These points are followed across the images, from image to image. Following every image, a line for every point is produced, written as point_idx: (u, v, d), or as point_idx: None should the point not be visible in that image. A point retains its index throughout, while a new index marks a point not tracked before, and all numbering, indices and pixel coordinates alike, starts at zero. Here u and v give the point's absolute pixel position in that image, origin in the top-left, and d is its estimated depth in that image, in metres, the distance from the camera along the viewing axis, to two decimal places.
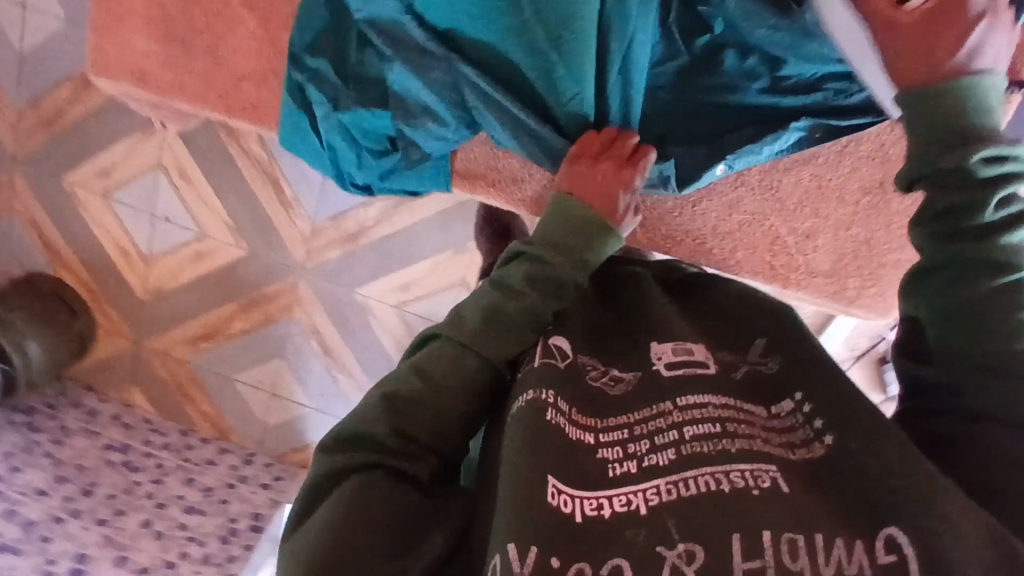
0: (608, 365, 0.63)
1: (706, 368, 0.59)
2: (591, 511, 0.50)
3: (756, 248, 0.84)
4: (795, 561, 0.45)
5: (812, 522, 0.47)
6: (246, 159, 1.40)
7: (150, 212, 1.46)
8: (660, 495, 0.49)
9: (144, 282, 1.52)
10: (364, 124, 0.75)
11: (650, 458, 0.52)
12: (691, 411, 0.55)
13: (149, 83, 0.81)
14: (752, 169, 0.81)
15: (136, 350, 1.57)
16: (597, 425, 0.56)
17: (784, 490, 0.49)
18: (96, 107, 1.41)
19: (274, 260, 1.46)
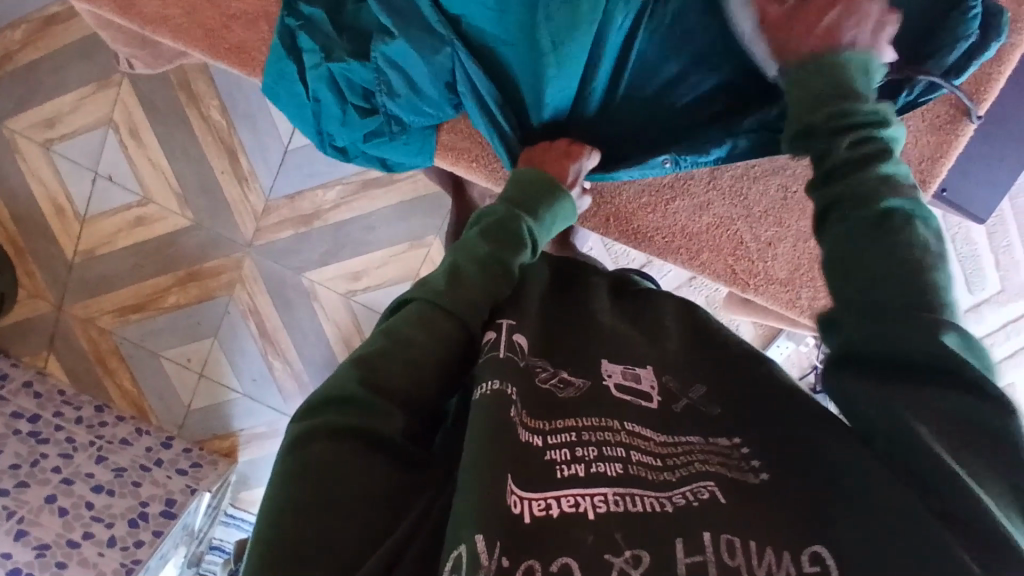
0: (559, 367, 0.57)
1: (649, 402, 0.54)
2: (539, 512, 0.44)
3: (720, 252, 0.86)
4: (734, 557, 0.41)
5: (747, 530, 0.42)
6: (205, 125, 1.35)
7: (93, 169, 1.39)
8: (608, 504, 0.44)
9: (76, 242, 1.44)
10: (352, 78, 0.72)
11: (598, 465, 0.47)
12: (637, 436, 0.50)
13: (129, 12, 0.78)
14: (725, 172, 0.83)
15: (57, 314, 1.48)
16: (544, 428, 0.50)
17: (722, 502, 0.45)
18: (50, 50, 1.34)
19: (220, 234, 1.41)
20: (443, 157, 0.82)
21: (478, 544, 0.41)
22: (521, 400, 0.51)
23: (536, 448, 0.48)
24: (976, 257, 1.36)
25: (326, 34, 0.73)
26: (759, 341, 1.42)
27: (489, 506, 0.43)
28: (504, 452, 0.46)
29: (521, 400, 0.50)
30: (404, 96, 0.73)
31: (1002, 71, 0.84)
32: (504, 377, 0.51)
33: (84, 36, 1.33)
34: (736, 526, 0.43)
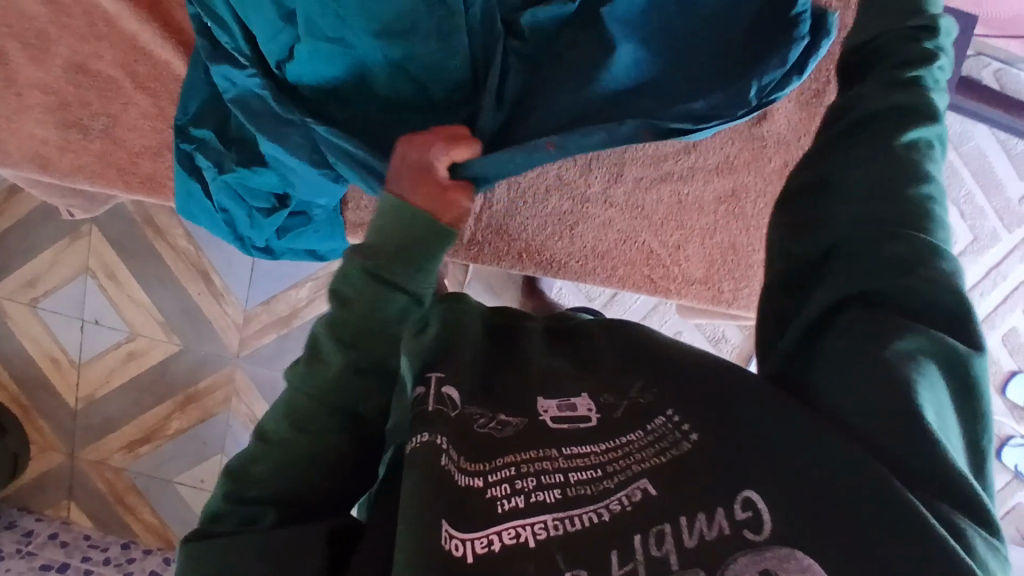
0: (495, 411, 0.56)
1: (589, 421, 0.52)
2: (481, 549, 0.44)
3: (633, 264, 0.89)
4: (660, 548, 0.41)
5: (679, 507, 0.43)
6: (173, 253, 1.42)
7: (79, 317, 1.46)
8: (548, 529, 0.43)
9: (76, 389, 1.50)
10: (247, 184, 0.78)
11: (537, 492, 0.46)
12: (578, 459, 0.48)
13: (49, 168, 0.86)
14: (617, 188, 0.86)
15: (70, 463, 1.52)
16: (485, 468, 0.49)
17: (653, 494, 0.44)
18: (19, 218, 1.43)
19: (207, 352, 1.46)
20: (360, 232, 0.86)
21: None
22: (457, 447, 0.51)
23: (478, 491, 0.47)
24: None
25: (217, 151, 0.78)
26: (749, 342, 1.42)
27: (422, 549, 0.44)
28: (436, 499, 0.46)
29: (453, 448, 0.51)
30: (300, 189, 0.79)
31: None
32: (432, 428, 0.52)
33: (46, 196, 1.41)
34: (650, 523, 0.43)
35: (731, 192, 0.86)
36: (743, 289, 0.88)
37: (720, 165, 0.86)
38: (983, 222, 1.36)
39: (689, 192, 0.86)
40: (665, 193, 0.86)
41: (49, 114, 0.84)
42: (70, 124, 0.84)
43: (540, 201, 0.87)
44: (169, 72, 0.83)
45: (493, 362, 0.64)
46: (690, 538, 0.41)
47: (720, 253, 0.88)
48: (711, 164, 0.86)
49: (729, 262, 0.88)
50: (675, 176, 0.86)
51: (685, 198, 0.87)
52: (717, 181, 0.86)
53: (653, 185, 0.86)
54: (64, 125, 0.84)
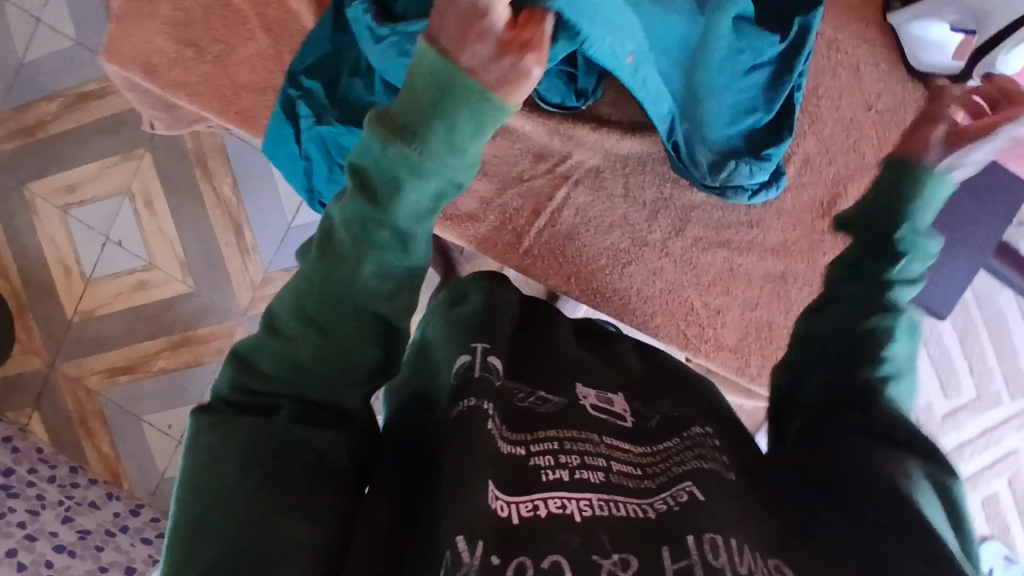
0: (534, 389, 0.58)
1: (624, 420, 0.57)
2: (527, 513, 0.44)
3: (671, 315, 0.91)
4: (717, 559, 0.42)
5: (723, 526, 0.44)
6: (215, 200, 1.45)
7: (104, 234, 1.47)
8: (593, 508, 0.45)
9: (76, 302, 1.50)
10: (338, 139, 0.79)
11: (582, 471, 0.48)
12: (616, 451, 0.52)
13: (156, 76, 0.88)
14: (676, 241, 0.90)
15: (47, 372, 1.51)
16: (527, 438, 0.51)
17: (700, 499, 0.47)
18: (81, 125, 1.45)
19: (215, 303, 1.47)
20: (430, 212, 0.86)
21: (458, 544, 0.41)
22: (500, 417, 0.52)
23: (521, 457, 0.48)
24: (949, 362, 1.38)
25: (321, 104, 0.81)
26: None
27: (473, 506, 0.43)
28: (488, 455, 0.47)
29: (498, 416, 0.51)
30: None
31: None
32: (479, 395, 0.52)
33: (115, 112, 1.44)
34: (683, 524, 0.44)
35: (781, 275, 0.90)
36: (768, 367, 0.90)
37: (776, 248, 0.90)
38: (990, 382, 1.38)
39: (742, 264, 0.90)
40: (719, 258, 0.90)
41: (171, 27, 0.87)
42: (187, 42, 0.88)
43: (603, 232, 0.89)
44: (297, 22, 0.88)
45: (528, 342, 0.66)
46: (741, 564, 0.42)
47: (756, 329, 0.91)
48: (769, 244, 0.90)
49: (762, 339, 0.90)
50: (733, 244, 0.89)
51: (736, 269, 0.90)
52: (771, 261, 0.90)
53: (710, 247, 0.89)
54: (182, 41, 0.88)
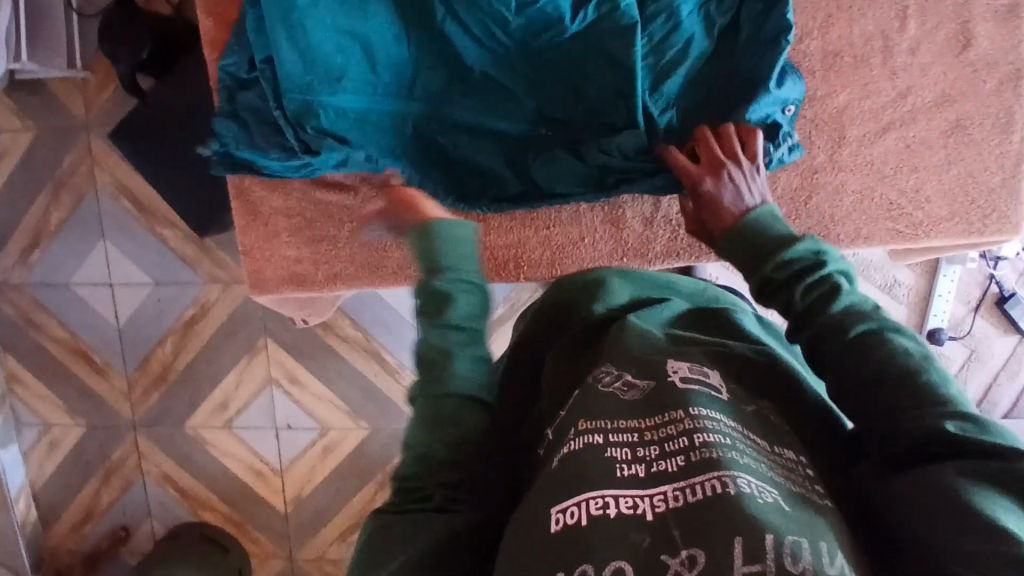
0: (621, 372, 0.61)
1: (720, 393, 0.56)
2: (597, 511, 0.46)
3: (876, 219, 0.84)
4: (796, 564, 0.40)
5: (769, 526, 0.42)
6: (345, 344, 1.45)
7: (273, 426, 1.50)
8: (667, 501, 0.45)
9: (282, 494, 1.54)
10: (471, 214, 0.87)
11: (660, 462, 0.48)
12: (704, 419, 0.51)
13: (305, 283, 0.92)
14: (850, 148, 0.84)
15: (291, 564, 1.58)
16: (606, 427, 0.53)
17: (785, 506, 0.45)
18: (202, 344, 1.47)
19: (393, 429, 1.47)
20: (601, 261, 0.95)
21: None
22: (579, 424, 0.54)
23: (599, 449, 0.51)
24: None
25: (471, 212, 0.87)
26: (925, 282, 1.34)
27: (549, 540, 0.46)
28: (564, 482, 0.49)
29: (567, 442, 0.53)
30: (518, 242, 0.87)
31: None
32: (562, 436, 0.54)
33: (224, 321, 1.45)
34: (798, 509, 0.45)
35: (956, 122, 0.83)
36: (992, 215, 0.84)
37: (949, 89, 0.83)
38: None
39: (916, 133, 0.83)
40: (895, 141, 0.84)
41: (293, 234, 0.89)
42: (313, 240, 0.90)
43: None
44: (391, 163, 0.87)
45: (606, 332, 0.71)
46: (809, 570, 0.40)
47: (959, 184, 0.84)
48: (930, 99, 0.83)
49: (973, 190, 0.83)
50: (900, 123, 0.83)
51: (911, 142, 0.84)
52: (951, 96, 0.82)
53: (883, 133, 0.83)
54: (308, 240, 0.90)
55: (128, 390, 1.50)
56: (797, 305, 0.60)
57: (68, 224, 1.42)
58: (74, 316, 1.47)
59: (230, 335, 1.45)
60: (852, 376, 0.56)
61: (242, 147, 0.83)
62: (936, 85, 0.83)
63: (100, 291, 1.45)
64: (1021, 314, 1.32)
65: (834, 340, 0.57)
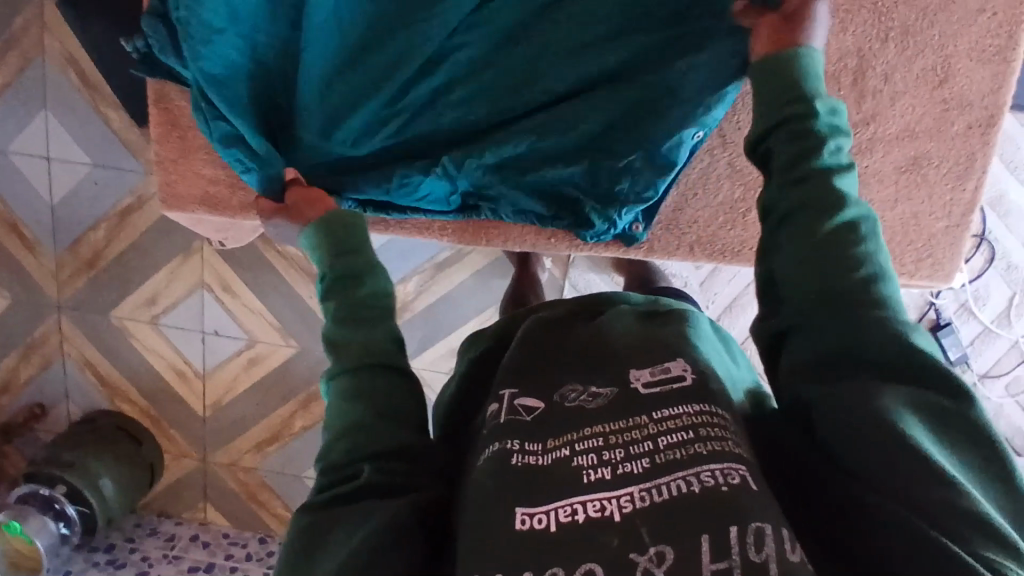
0: (588, 382, 0.61)
1: (684, 380, 0.57)
2: (565, 518, 0.48)
3: None
4: (759, 553, 0.43)
5: (742, 513, 0.45)
6: (285, 261, 1.41)
7: (200, 329, 1.47)
8: (634, 502, 0.48)
9: (203, 398, 1.53)
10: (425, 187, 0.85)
11: (625, 464, 0.51)
12: (666, 422, 0.53)
13: (222, 207, 0.87)
14: None
15: (203, 466, 1.58)
16: (571, 438, 0.55)
17: (754, 488, 0.47)
18: (137, 236, 1.42)
19: (322, 352, 1.46)
20: (528, 240, 0.94)
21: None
22: (524, 437, 0.56)
23: (565, 458, 0.53)
24: None
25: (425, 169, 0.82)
26: None
27: (520, 543, 0.48)
28: (525, 489, 0.51)
29: (521, 445, 0.55)
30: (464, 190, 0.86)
31: None
32: (508, 435, 0.56)
33: (162, 217, 1.40)
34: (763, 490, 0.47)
35: (913, 160, 0.83)
36: (925, 259, 0.86)
37: (908, 127, 0.82)
38: None
39: (870, 163, 0.84)
40: None
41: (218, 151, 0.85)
42: None
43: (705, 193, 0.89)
44: None
45: (567, 332, 0.70)
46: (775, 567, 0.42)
47: (901, 224, 0.85)
48: (893, 133, 0.82)
49: (911, 234, 0.86)
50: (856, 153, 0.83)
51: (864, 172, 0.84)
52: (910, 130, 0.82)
53: None
54: None
55: (56, 270, 1.46)
56: (806, 180, 0.56)
57: (9, 88, 1.34)
58: (6, 185, 1.41)
59: (168, 233, 1.41)
60: (834, 287, 0.53)
61: (168, 54, 0.75)
62: (903, 117, 0.82)
63: (36, 164, 1.38)
64: (952, 343, 1.35)
65: (817, 238, 0.54)
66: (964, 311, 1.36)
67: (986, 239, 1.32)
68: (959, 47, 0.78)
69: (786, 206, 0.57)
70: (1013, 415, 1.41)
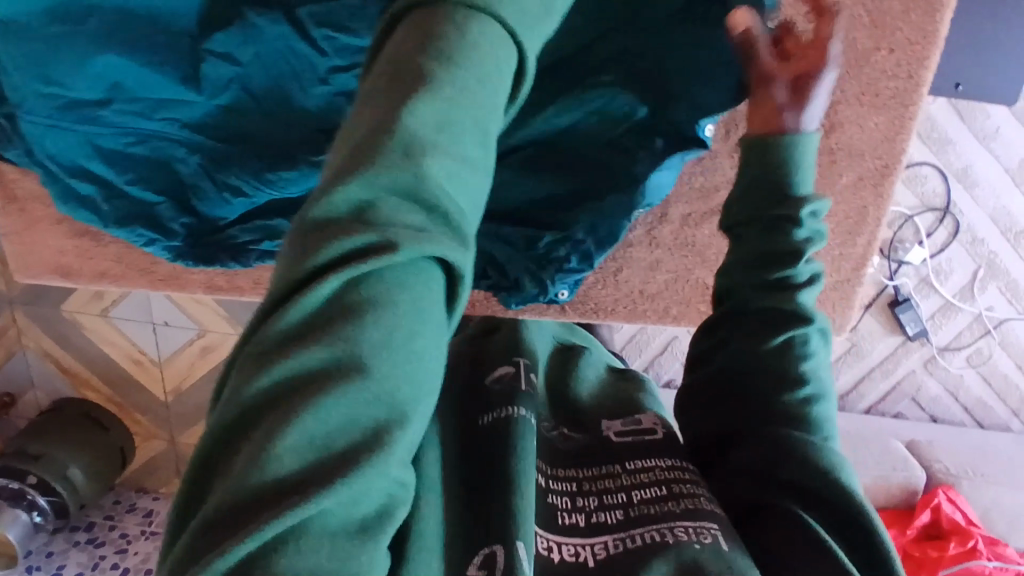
0: (557, 425, 0.67)
1: (654, 434, 0.61)
2: (542, 551, 0.52)
3: (689, 302, 0.80)
4: None
5: (734, 575, 0.48)
6: None
7: (150, 320, 1.47)
8: (607, 550, 0.52)
9: (163, 385, 1.55)
10: None
11: (599, 514, 0.55)
12: (639, 474, 0.57)
13: (74, 276, 0.77)
14: (666, 226, 0.77)
15: (173, 446, 1.62)
16: (548, 472, 0.59)
17: (725, 548, 0.50)
18: None
19: None
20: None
21: (496, 554, 0.49)
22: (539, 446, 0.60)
23: (543, 489, 0.57)
24: None
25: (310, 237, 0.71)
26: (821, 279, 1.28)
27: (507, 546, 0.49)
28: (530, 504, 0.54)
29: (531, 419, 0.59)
30: None
31: (944, 19, 0.66)
32: (514, 404, 0.60)
33: None
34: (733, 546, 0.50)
35: None
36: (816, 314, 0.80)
37: None
38: None
39: None
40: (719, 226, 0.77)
41: None
42: None
43: None
44: None
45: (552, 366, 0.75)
46: None
47: None
48: None
49: None
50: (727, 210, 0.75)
51: None
52: None
53: (703, 219, 0.76)
54: None
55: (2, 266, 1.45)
56: (776, 269, 0.52)
57: None
58: None
59: None
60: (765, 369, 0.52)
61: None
62: None
63: None
64: (911, 318, 1.30)
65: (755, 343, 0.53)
66: (925, 286, 1.30)
67: (950, 212, 1.25)
68: (847, 91, 0.69)
69: (749, 280, 0.54)
70: (974, 386, 1.37)
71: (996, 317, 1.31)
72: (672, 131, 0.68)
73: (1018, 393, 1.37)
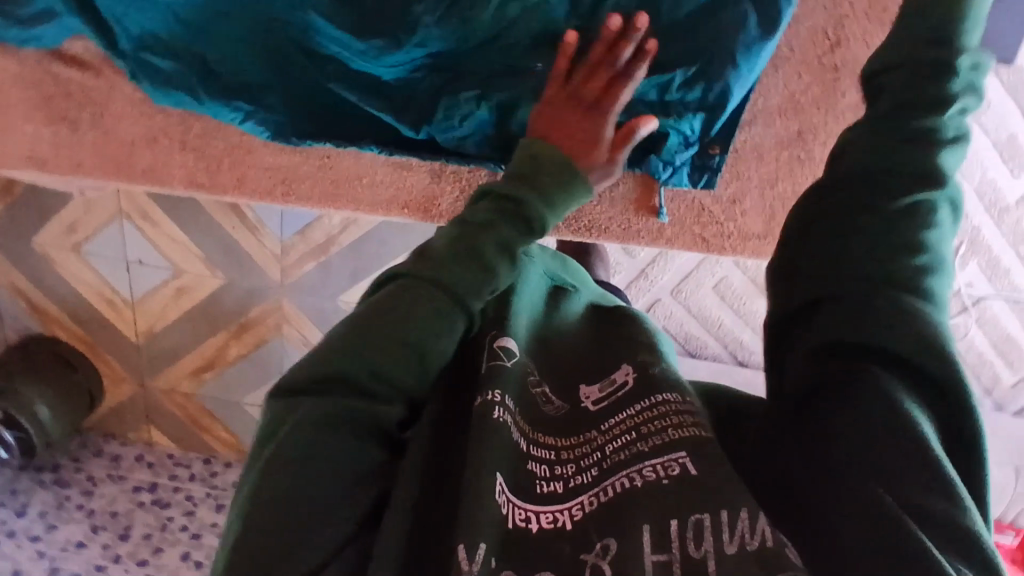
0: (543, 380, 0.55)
1: (625, 385, 0.53)
2: (520, 522, 0.43)
3: (684, 223, 0.84)
4: (700, 547, 0.38)
5: (702, 503, 0.40)
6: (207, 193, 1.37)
7: (123, 258, 1.44)
8: (584, 508, 0.44)
9: (134, 326, 1.51)
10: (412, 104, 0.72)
11: (577, 477, 0.47)
12: (613, 428, 0.49)
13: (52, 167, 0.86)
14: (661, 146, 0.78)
15: (142, 391, 1.58)
16: (528, 432, 0.49)
17: (694, 473, 0.42)
18: None
19: (252, 284, 1.43)
20: (379, 208, 0.87)
21: (460, 554, 0.40)
22: (519, 409, 0.50)
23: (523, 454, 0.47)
24: None
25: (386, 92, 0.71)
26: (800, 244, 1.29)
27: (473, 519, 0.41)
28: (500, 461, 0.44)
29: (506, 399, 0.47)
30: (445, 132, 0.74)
31: None
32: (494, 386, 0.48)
33: None
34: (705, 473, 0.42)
35: (797, 134, 0.77)
36: None
37: (786, 106, 0.76)
38: None
39: (748, 137, 0.78)
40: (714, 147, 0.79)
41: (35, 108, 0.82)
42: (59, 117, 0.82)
43: None
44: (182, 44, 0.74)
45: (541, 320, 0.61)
46: (731, 542, 0.38)
47: (784, 204, 0.82)
48: (775, 105, 0.76)
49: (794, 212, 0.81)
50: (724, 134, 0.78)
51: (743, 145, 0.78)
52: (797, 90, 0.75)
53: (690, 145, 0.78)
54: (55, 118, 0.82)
55: None
56: None
57: None
58: None
59: None
60: None
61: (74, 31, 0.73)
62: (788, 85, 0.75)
63: None
64: None
65: None
66: None
67: None
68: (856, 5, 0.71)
69: None
70: None
71: (974, 295, 1.33)
72: (689, 61, 0.68)
73: (992, 371, 1.40)
